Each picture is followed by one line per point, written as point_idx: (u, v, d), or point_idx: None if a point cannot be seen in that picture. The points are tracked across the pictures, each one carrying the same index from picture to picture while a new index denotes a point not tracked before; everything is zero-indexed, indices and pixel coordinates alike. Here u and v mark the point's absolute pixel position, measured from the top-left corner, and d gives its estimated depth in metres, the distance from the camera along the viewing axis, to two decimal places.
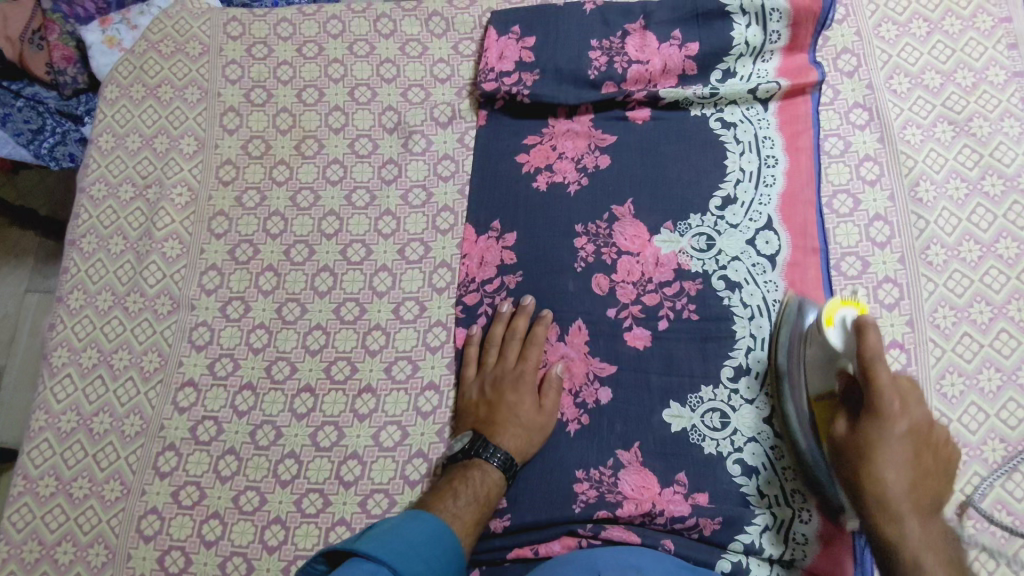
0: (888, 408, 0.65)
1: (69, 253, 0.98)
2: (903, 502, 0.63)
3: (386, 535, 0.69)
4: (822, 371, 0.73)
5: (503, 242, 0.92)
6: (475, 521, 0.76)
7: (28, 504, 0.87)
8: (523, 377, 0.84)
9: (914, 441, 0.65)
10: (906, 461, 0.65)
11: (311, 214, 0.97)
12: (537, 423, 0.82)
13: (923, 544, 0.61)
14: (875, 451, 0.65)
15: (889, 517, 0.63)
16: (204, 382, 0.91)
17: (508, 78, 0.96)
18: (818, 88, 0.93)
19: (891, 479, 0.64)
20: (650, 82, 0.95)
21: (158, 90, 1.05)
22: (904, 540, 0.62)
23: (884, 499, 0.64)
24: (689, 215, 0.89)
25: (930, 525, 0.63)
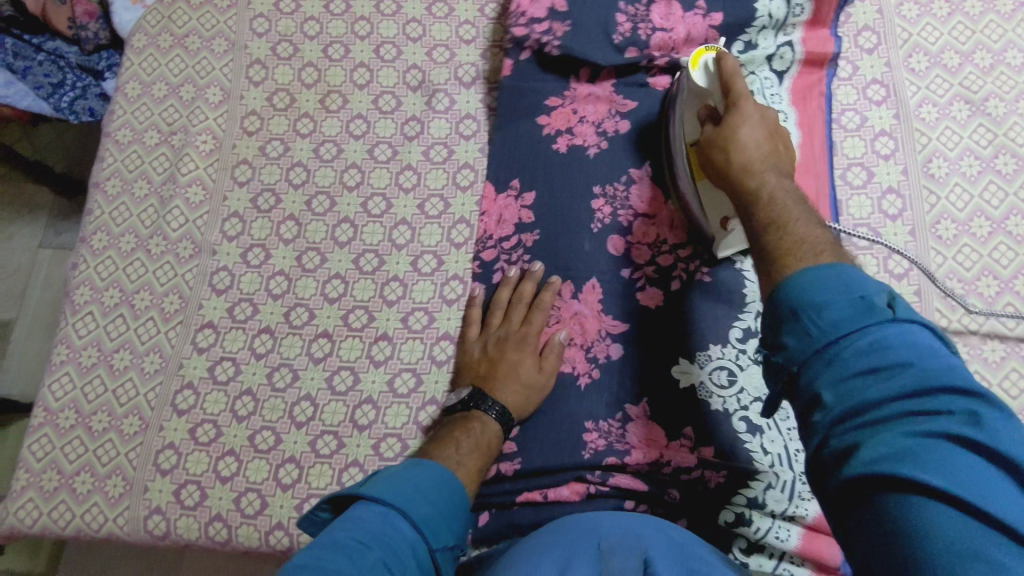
0: (742, 95, 0.70)
1: (95, 195, 1.00)
2: (750, 150, 0.65)
3: (393, 479, 0.69)
4: (694, 113, 0.81)
5: (522, 201, 0.93)
6: (474, 470, 0.77)
7: (48, 435, 0.90)
8: (526, 338, 0.85)
9: (769, 125, 0.68)
10: (764, 132, 0.67)
11: (334, 166, 0.99)
12: (537, 381, 0.83)
13: (776, 196, 0.60)
14: (736, 128, 0.67)
15: (753, 173, 0.63)
16: (223, 324, 0.93)
17: (539, 25, 0.97)
18: (834, 63, 0.95)
19: (746, 133, 0.66)
20: (673, 50, 0.96)
21: (185, 40, 1.07)
22: (761, 194, 0.60)
23: (741, 159, 0.64)
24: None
25: (787, 184, 0.62)
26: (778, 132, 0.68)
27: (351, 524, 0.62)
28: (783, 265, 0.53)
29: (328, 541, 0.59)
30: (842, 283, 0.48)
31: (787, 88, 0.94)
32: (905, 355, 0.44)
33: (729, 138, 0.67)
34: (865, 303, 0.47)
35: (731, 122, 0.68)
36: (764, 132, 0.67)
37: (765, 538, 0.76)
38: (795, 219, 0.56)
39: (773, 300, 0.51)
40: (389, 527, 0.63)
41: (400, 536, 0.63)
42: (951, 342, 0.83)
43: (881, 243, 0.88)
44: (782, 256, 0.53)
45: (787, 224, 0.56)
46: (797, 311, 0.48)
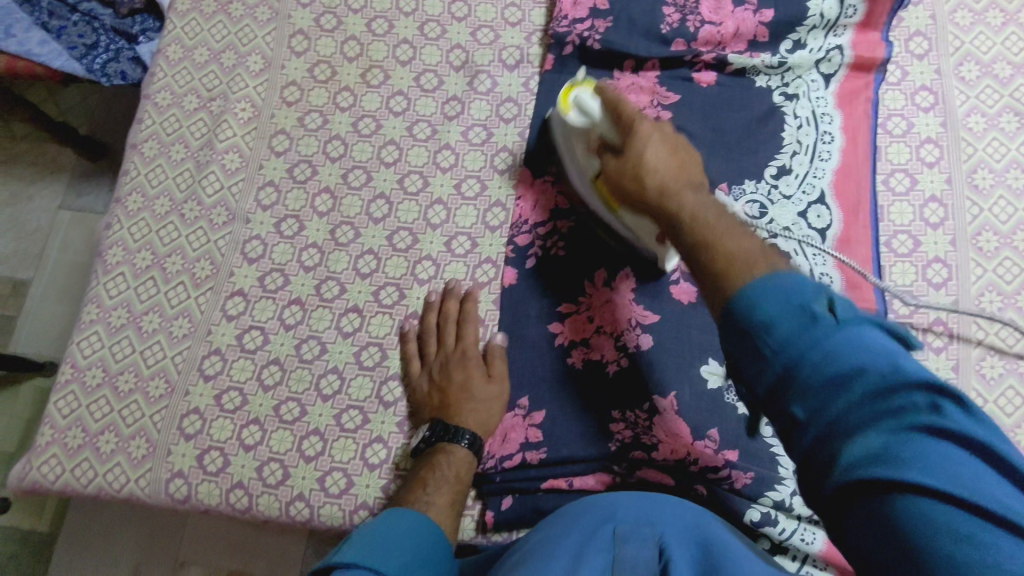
0: (636, 134, 0.70)
1: (131, 156, 1.00)
2: (665, 175, 0.66)
3: (369, 537, 0.65)
4: (586, 146, 0.81)
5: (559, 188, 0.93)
6: (451, 502, 0.77)
7: (74, 392, 0.90)
8: (467, 355, 0.85)
9: (668, 147, 0.69)
10: (669, 159, 0.68)
11: (372, 142, 0.98)
12: (490, 391, 0.83)
13: (696, 215, 0.61)
14: (643, 166, 0.67)
15: (670, 197, 0.64)
16: (254, 293, 0.93)
17: (581, 25, 0.97)
18: (883, 68, 0.93)
19: (654, 166, 0.67)
20: (720, 45, 0.95)
21: (228, 6, 1.06)
22: (681, 208, 0.63)
23: (662, 186, 0.65)
24: (743, 182, 0.90)
25: (704, 194, 0.64)
26: (673, 142, 0.70)
27: None
28: (727, 278, 0.54)
29: None
30: (786, 287, 0.50)
31: (833, 92, 0.93)
32: (850, 350, 0.46)
33: (637, 170, 0.68)
34: (801, 301, 0.49)
35: (625, 171, 0.69)
36: (666, 153, 0.69)
37: (790, 539, 0.76)
38: (716, 230, 0.59)
39: (731, 332, 0.52)
40: None
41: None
42: (987, 355, 0.83)
43: (921, 251, 0.87)
44: (724, 267, 0.55)
45: (721, 242, 0.57)
46: (756, 334, 0.49)
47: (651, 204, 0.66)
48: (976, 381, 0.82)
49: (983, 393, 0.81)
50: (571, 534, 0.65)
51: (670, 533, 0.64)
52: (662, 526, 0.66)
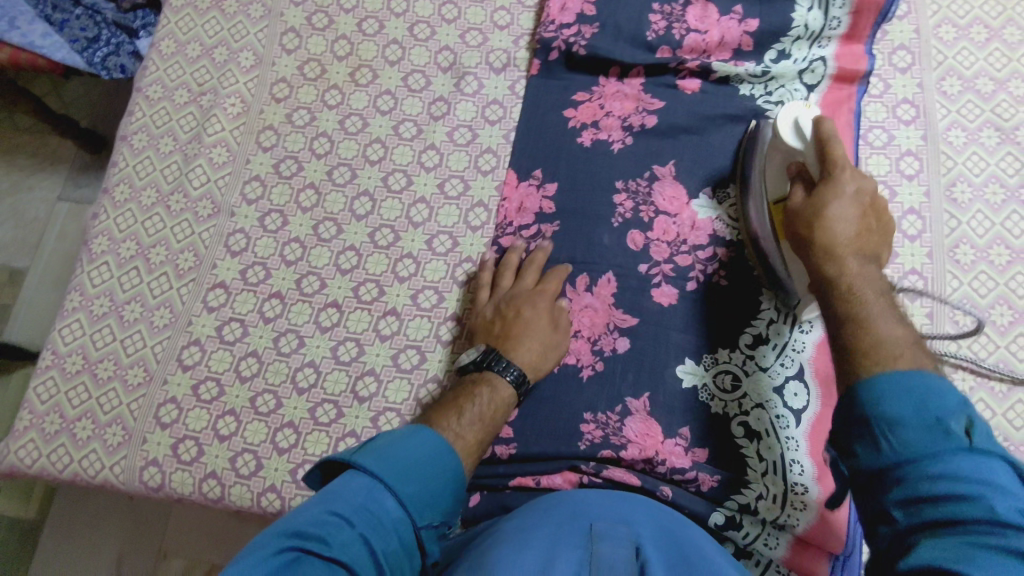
0: (834, 173, 0.67)
1: (121, 147, 1.01)
2: (849, 243, 0.63)
3: (386, 450, 0.66)
4: (777, 170, 0.80)
5: (543, 191, 0.93)
6: (478, 440, 0.74)
7: (53, 378, 0.91)
8: (540, 297, 0.85)
9: (863, 202, 0.65)
10: (854, 217, 0.64)
11: (358, 140, 0.99)
12: (549, 340, 0.82)
13: (859, 284, 0.60)
14: (820, 210, 0.65)
15: (834, 257, 0.62)
16: (235, 286, 0.94)
17: (568, 30, 0.98)
18: (866, 80, 0.93)
19: (844, 228, 0.63)
20: (705, 53, 0.96)
21: (223, 3, 1.07)
22: (844, 275, 0.61)
23: (828, 241, 0.63)
24: (727, 186, 0.90)
25: (869, 267, 0.62)
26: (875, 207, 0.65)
27: (330, 495, 0.61)
28: (864, 348, 0.55)
29: (301, 519, 0.58)
30: (926, 394, 0.50)
31: (817, 102, 0.93)
32: (967, 474, 0.46)
33: (819, 215, 0.65)
34: (938, 409, 0.49)
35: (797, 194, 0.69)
36: (858, 213, 0.64)
37: (753, 543, 0.76)
38: (871, 297, 0.59)
39: (846, 392, 0.54)
40: (372, 501, 0.62)
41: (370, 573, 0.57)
42: (959, 368, 0.83)
43: (898, 262, 0.87)
44: (858, 333, 0.57)
45: (870, 322, 0.57)
46: (872, 418, 0.51)
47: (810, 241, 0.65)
48: None
49: None
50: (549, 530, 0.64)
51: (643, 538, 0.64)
52: (636, 527, 0.66)
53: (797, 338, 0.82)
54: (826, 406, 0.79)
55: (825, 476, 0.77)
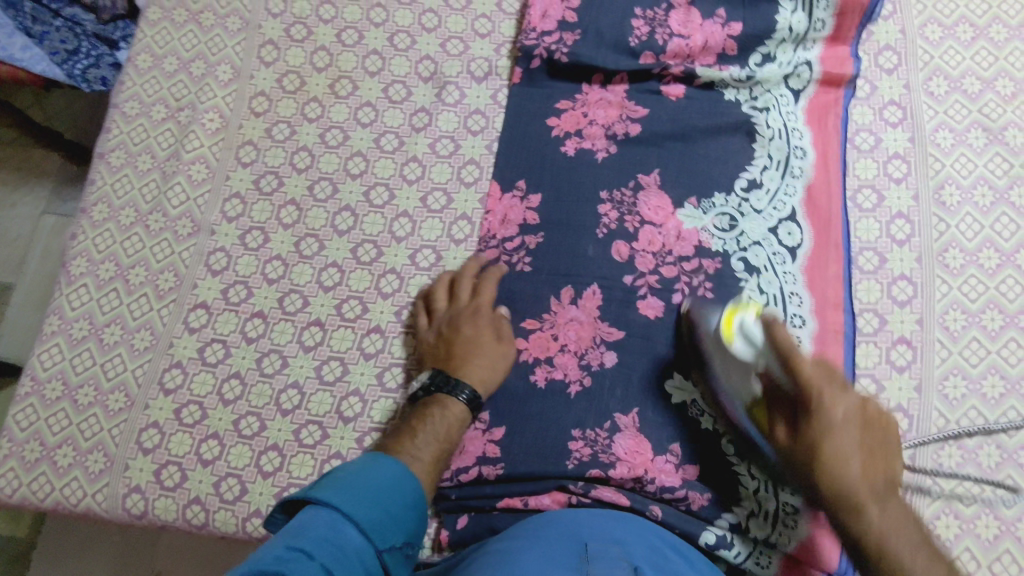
0: (820, 401, 0.64)
1: (97, 166, 0.99)
2: (865, 494, 0.62)
3: (348, 482, 0.65)
4: (738, 381, 0.75)
5: (527, 203, 0.92)
6: (435, 457, 0.76)
7: (33, 405, 0.89)
8: (479, 311, 0.85)
9: (858, 418, 0.65)
10: (858, 449, 0.63)
11: (339, 153, 0.97)
12: (495, 351, 0.83)
13: (886, 533, 0.60)
14: (823, 453, 0.63)
15: (852, 509, 0.62)
16: (217, 306, 0.92)
17: (549, 37, 0.97)
18: (852, 84, 0.93)
19: (853, 490, 0.62)
20: (689, 58, 0.94)
21: (199, 16, 1.05)
22: (871, 530, 0.61)
23: (839, 494, 0.62)
24: (712, 194, 0.88)
25: (890, 509, 0.62)
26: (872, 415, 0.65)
27: (293, 532, 0.59)
28: None
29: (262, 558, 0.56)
30: None
31: (803, 108, 0.92)
32: None
33: (817, 458, 0.63)
34: None
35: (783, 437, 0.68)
36: (857, 434, 0.64)
37: (745, 563, 0.75)
38: (903, 546, 0.59)
39: None
40: (337, 534, 0.61)
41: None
42: (950, 374, 0.82)
43: (887, 268, 0.86)
44: None
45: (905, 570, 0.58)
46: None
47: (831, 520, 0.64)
48: (938, 401, 0.81)
49: (945, 413, 0.80)
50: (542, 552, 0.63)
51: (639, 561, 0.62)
52: (630, 549, 0.65)
53: None
54: None
55: None
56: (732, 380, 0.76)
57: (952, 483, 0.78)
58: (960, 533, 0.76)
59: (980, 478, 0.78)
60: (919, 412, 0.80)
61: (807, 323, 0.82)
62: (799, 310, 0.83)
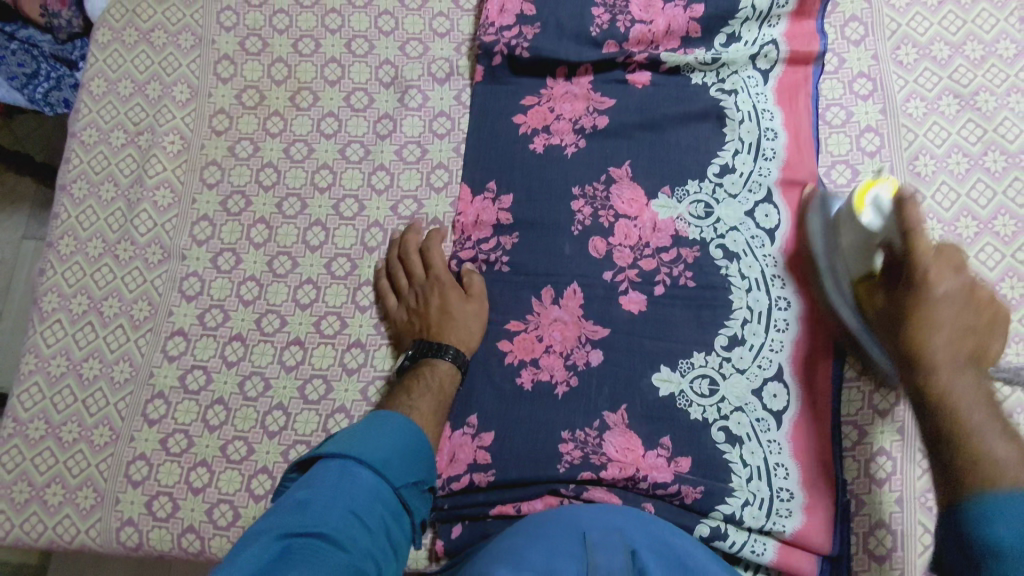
0: (927, 272, 0.67)
1: (61, 199, 0.97)
2: (943, 355, 0.63)
3: (352, 436, 0.70)
4: (854, 254, 0.77)
5: (500, 203, 0.90)
6: (433, 411, 0.80)
7: (17, 446, 0.88)
8: (440, 279, 0.87)
9: (965, 296, 0.67)
10: (956, 323, 0.65)
11: (305, 167, 0.96)
12: (467, 309, 0.85)
13: (959, 392, 0.60)
14: (923, 314, 0.66)
15: (925, 368, 0.63)
16: (194, 332, 0.91)
17: (509, 31, 0.95)
18: (820, 61, 0.91)
19: (939, 339, 0.64)
20: (652, 44, 0.93)
21: (151, 35, 1.03)
22: (939, 388, 0.61)
23: (920, 351, 0.64)
24: (686, 181, 0.88)
25: (966, 377, 0.62)
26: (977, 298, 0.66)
27: (308, 482, 0.65)
28: (963, 454, 0.55)
29: (284, 503, 0.62)
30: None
31: (773, 88, 0.91)
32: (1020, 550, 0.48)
33: (914, 313, 0.67)
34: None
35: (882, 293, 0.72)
36: (957, 309, 0.66)
37: (740, 551, 0.75)
38: (975, 411, 0.58)
39: (954, 526, 0.53)
40: (347, 476, 0.65)
41: (362, 539, 0.61)
42: None
43: None
44: (964, 453, 0.55)
45: (975, 433, 0.56)
46: (974, 542, 0.50)
47: (905, 349, 0.66)
48: None
49: None
50: (545, 544, 0.61)
51: (641, 547, 0.61)
52: (630, 535, 0.63)
53: (774, 339, 0.81)
54: (806, 404, 0.79)
55: (811, 482, 0.77)
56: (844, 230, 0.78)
57: None
58: None
59: None
60: None
61: (790, 305, 0.83)
62: (782, 292, 0.83)
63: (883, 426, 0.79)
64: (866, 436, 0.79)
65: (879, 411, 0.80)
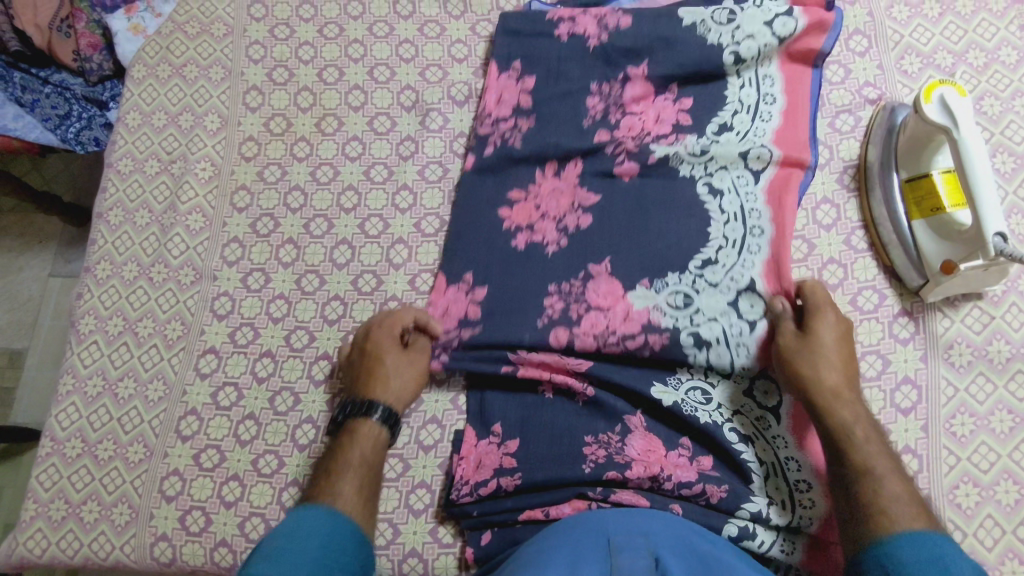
0: (818, 318, 0.78)
1: (97, 226, 1.01)
2: (834, 389, 0.74)
3: (272, 556, 0.61)
4: (912, 155, 0.84)
5: (472, 296, 0.89)
6: (350, 480, 0.75)
7: (54, 464, 0.90)
8: (380, 340, 0.86)
9: (836, 338, 0.78)
10: (836, 362, 0.76)
11: (331, 189, 0.99)
12: (399, 371, 0.84)
13: (852, 420, 0.72)
14: (815, 351, 0.76)
15: (821, 400, 0.74)
16: (226, 349, 0.94)
17: (505, 122, 0.96)
18: (810, 168, 0.88)
19: (827, 370, 0.75)
20: (643, 131, 0.91)
21: (183, 70, 1.08)
22: (838, 419, 0.72)
23: (814, 382, 0.75)
24: (665, 273, 0.84)
25: (853, 408, 0.73)
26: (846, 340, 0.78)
27: None
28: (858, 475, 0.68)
29: None
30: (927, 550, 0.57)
31: (762, 188, 0.87)
32: None
33: (809, 349, 0.76)
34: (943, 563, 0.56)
35: (823, 333, 0.77)
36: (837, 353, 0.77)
37: (771, 551, 0.75)
38: (868, 446, 0.70)
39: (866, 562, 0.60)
40: None
41: None
42: (955, 343, 0.83)
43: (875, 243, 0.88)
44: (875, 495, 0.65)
45: (879, 477, 0.67)
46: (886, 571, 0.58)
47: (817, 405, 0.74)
48: (946, 370, 0.82)
49: (953, 381, 0.82)
50: (568, 551, 0.61)
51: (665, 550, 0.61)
52: (655, 538, 0.63)
53: None
54: None
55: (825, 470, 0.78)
56: (907, 131, 0.85)
57: (968, 451, 0.79)
58: (981, 502, 0.77)
59: (995, 443, 0.79)
60: (928, 382, 0.82)
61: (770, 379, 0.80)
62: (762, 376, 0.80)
63: (906, 423, 0.80)
64: (891, 434, 0.80)
65: (903, 408, 0.81)
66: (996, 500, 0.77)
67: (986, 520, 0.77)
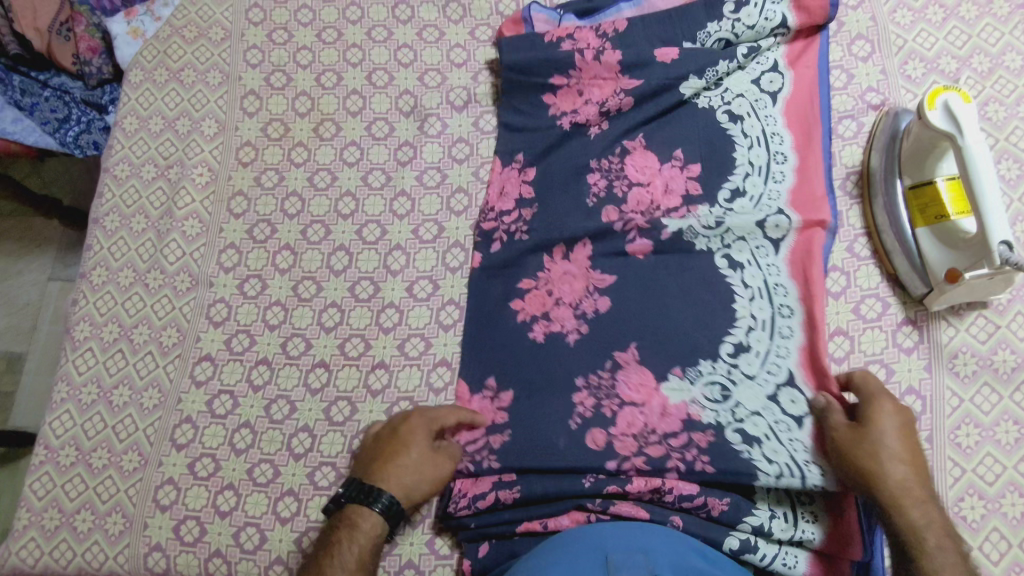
0: (878, 412, 0.74)
1: (93, 231, 1.00)
2: (901, 490, 0.70)
3: None
4: (916, 162, 0.83)
5: (490, 403, 0.85)
6: None
7: (49, 473, 0.89)
8: (412, 430, 0.79)
9: (899, 432, 0.73)
10: (902, 459, 0.71)
11: (329, 195, 0.98)
12: (420, 473, 0.77)
13: (924, 522, 0.68)
14: (878, 450, 0.71)
15: (887, 501, 0.70)
16: (222, 356, 0.93)
17: (509, 216, 0.93)
18: (830, 229, 0.86)
19: (892, 468, 0.70)
20: (653, 203, 0.89)
21: (181, 74, 1.07)
22: (910, 522, 0.68)
23: (879, 481, 0.70)
24: (698, 361, 0.81)
25: (923, 509, 0.69)
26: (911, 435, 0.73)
27: None
28: None
29: None
30: None
31: (785, 258, 0.86)
32: None
33: (872, 449, 0.71)
34: None
35: (886, 428, 0.72)
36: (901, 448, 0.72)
37: (772, 564, 0.74)
38: (939, 552, 0.66)
39: None
40: None
41: None
42: (959, 353, 0.82)
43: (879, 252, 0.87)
44: None
45: None
46: None
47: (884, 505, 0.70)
48: (951, 380, 0.81)
49: (957, 391, 0.81)
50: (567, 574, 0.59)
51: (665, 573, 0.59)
52: (655, 557, 0.61)
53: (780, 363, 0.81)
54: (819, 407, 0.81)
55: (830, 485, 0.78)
56: (910, 138, 0.84)
57: (972, 463, 0.78)
58: (986, 514, 0.76)
59: (1001, 455, 0.78)
60: (932, 393, 0.80)
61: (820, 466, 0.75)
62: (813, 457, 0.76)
63: None
64: None
65: None
66: (1002, 513, 0.76)
67: (991, 533, 0.76)
